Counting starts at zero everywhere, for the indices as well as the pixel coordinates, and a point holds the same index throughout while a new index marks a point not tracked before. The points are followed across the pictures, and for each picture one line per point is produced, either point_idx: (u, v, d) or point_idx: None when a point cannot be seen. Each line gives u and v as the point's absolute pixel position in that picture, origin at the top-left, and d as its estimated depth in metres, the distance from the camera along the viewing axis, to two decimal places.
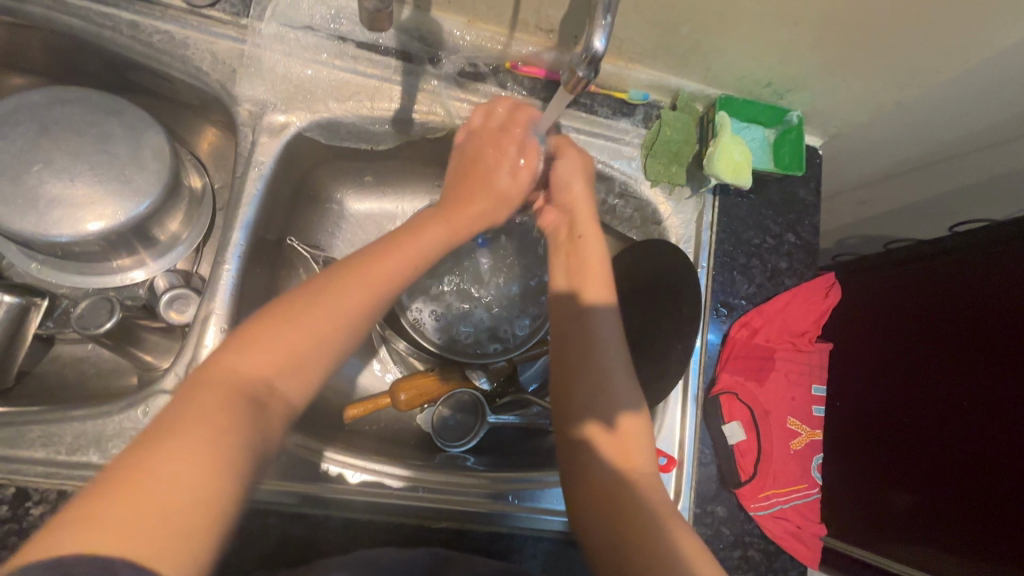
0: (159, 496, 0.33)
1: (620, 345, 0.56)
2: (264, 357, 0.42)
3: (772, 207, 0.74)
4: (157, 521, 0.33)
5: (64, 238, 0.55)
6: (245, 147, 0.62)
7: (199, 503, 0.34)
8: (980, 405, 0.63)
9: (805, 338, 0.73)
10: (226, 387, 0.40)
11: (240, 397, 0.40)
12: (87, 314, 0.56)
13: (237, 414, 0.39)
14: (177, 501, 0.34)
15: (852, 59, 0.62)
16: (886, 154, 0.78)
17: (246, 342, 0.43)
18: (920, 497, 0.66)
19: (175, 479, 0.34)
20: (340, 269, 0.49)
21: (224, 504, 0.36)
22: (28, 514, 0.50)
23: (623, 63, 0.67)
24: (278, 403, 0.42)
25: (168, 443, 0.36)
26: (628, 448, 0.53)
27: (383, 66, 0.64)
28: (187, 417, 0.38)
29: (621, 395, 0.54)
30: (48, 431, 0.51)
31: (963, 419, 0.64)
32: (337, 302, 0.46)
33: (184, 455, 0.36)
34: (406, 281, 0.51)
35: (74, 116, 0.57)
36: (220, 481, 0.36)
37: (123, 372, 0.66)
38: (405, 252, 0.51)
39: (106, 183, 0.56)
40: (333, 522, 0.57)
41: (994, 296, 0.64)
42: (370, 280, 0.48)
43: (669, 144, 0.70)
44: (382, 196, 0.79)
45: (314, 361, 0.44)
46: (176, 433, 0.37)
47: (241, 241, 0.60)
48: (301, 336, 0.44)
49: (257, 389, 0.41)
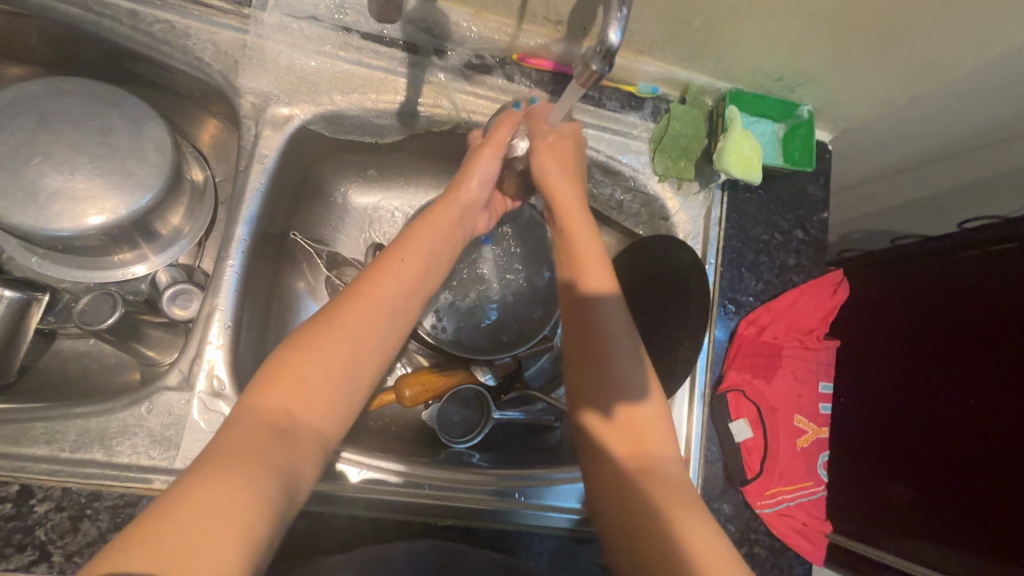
0: (199, 520, 0.33)
1: (625, 334, 0.54)
2: (289, 385, 0.43)
3: (781, 203, 0.73)
4: (203, 542, 0.33)
5: (64, 233, 0.54)
6: (248, 141, 0.60)
7: (243, 524, 0.34)
8: (986, 407, 0.63)
9: (812, 336, 0.72)
10: (261, 420, 0.41)
11: (271, 428, 0.41)
12: (90, 309, 0.56)
13: (266, 443, 0.40)
14: (214, 522, 0.34)
15: (866, 53, 0.61)
16: (895, 150, 0.77)
17: (274, 373, 0.44)
18: (922, 495, 0.67)
19: (218, 502, 0.34)
20: (347, 289, 0.50)
21: (265, 524, 0.36)
22: (33, 512, 0.49)
23: (632, 56, 0.66)
24: (310, 428, 0.43)
25: (206, 473, 0.36)
26: (628, 438, 0.51)
27: (389, 58, 0.63)
28: (226, 450, 0.39)
29: (627, 384, 0.52)
30: (52, 428, 0.50)
31: (969, 422, 0.64)
32: (355, 326, 0.47)
33: (225, 482, 0.36)
34: (412, 299, 0.52)
35: (73, 108, 0.56)
36: (257, 505, 0.36)
37: (126, 367, 0.66)
38: (409, 271, 0.52)
39: (106, 177, 0.55)
40: (339, 520, 0.57)
41: (1006, 295, 0.63)
42: (378, 294, 0.49)
43: (677, 138, 0.68)
44: (386, 189, 0.78)
45: (339, 382, 0.45)
46: (214, 465, 0.37)
47: (244, 237, 0.59)
48: (321, 358, 0.45)
49: (281, 417, 0.42)
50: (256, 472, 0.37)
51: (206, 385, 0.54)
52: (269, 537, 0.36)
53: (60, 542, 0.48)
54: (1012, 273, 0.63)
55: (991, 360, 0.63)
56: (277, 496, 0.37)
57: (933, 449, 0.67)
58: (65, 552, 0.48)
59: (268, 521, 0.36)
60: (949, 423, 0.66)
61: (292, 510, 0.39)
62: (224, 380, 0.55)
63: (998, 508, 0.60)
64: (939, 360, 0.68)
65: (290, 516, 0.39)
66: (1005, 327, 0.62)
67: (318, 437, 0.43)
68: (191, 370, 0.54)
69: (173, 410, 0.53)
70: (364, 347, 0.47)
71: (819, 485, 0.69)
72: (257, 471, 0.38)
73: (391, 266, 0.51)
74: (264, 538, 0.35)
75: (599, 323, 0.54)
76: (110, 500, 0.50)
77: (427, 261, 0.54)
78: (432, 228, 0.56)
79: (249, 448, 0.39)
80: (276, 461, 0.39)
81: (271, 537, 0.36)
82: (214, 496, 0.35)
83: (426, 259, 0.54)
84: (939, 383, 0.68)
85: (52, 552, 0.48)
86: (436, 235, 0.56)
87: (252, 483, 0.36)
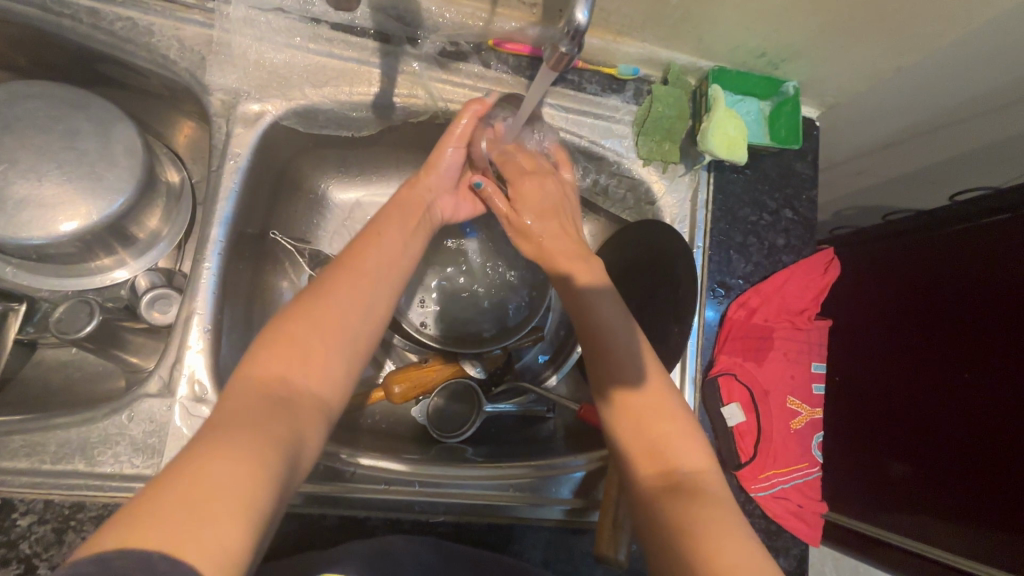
0: (201, 493, 0.32)
1: (624, 320, 0.53)
2: (285, 359, 0.43)
3: (768, 182, 0.71)
4: (208, 512, 0.31)
5: (37, 241, 0.53)
6: (220, 140, 0.59)
7: (247, 495, 0.33)
8: (981, 370, 0.62)
9: (804, 316, 0.71)
10: (258, 392, 0.40)
11: (269, 399, 0.40)
12: (66, 318, 0.56)
13: (266, 412, 0.39)
14: (218, 491, 0.32)
15: (850, 25, 0.59)
16: (884, 124, 0.76)
17: (266, 347, 0.43)
18: (924, 466, 0.66)
19: (220, 473, 0.33)
20: (328, 273, 0.49)
21: (268, 497, 0.34)
22: (16, 525, 0.48)
23: (610, 37, 0.64)
24: (305, 403, 0.42)
25: (205, 446, 0.35)
26: (654, 415, 0.49)
27: (360, 48, 0.61)
28: (229, 420, 0.37)
29: (631, 363, 0.51)
30: (32, 440, 0.50)
31: (969, 388, 0.63)
32: (343, 301, 0.47)
33: (225, 455, 0.34)
34: (392, 275, 0.52)
35: (37, 112, 0.55)
36: (266, 474, 0.35)
37: (111, 375, 0.65)
38: (388, 249, 0.52)
39: (75, 181, 0.54)
40: (329, 521, 0.56)
41: (998, 261, 0.62)
42: (363, 272, 0.49)
43: (660, 120, 0.67)
44: (366, 184, 0.77)
45: (332, 358, 0.45)
46: (216, 434, 0.36)
47: (220, 238, 0.58)
48: (314, 335, 0.44)
49: (279, 389, 0.41)
50: (258, 444, 0.36)
51: (187, 391, 0.53)
52: (271, 508, 0.34)
53: (45, 554, 0.48)
54: (1002, 245, 0.62)
55: (985, 324, 0.63)
56: (278, 469, 0.36)
57: (932, 418, 0.66)
58: (51, 564, 0.48)
59: (271, 493, 0.35)
60: (946, 391, 0.65)
61: (291, 487, 0.38)
62: (206, 385, 0.54)
63: (1001, 475, 0.59)
64: (935, 327, 0.68)
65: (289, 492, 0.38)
66: (996, 294, 0.62)
67: (316, 410, 0.42)
68: (171, 376, 0.53)
69: (155, 417, 0.52)
70: (353, 325, 0.47)
71: (814, 465, 0.68)
72: (262, 440, 0.37)
73: (375, 243, 0.52)
74: (268, 510, 0.34)
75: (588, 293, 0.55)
76: (94, 510, 0.49)
77: (405, 242, 0.54)
78: (405, 215, 0.56)
79: (249, 419, 0.38)
80: (277, 432, 0.38)
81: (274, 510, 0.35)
82: (218, 465, 0.33)
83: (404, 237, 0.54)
84: (934, 350, 0.68)
85: (37, 564, 0.47)
86: (407, 213, 0.56)
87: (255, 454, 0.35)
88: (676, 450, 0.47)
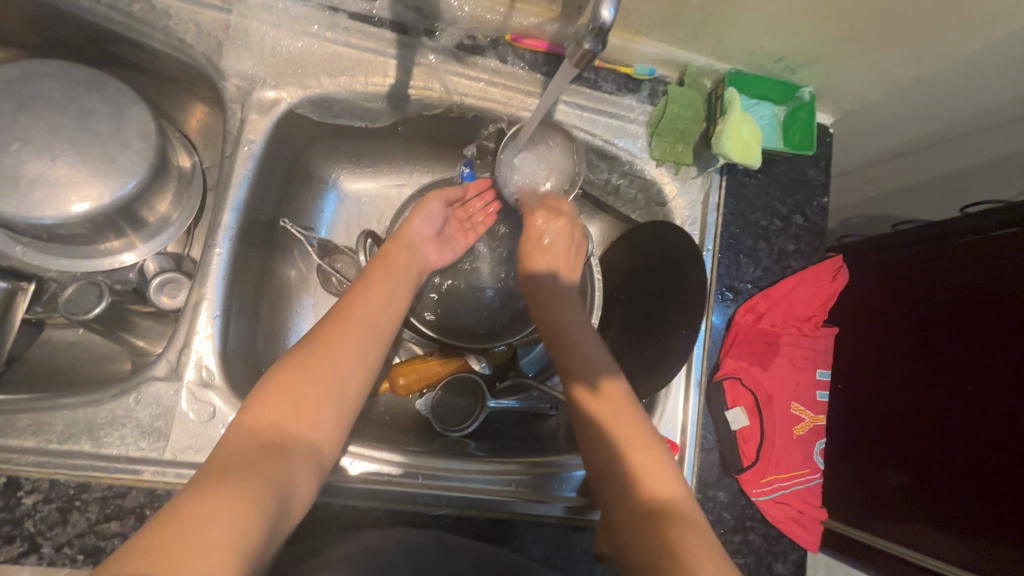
0: (188, 533, 0.32)
1: (591, 339, 0.60)
2: (277, 405, 0.44)
3: (781, 187, 0.71)
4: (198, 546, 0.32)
5: (48, 221, 0.53)
6: (234, 125, 0.59)
7: (232, 531, 0.34)
8: (977, 410, 0.62)
9: (810, 323, 0.71)
10: (249, 443, 0.41)
11: (259, 446, 0.41)
12: (75, 298, 0.57)
13: (256, 458, 0.40)
14: (205, 530, 0.33)
15: (870, 31, 0.59)
16: (898, 133, 0.76)
17: (261, 395, 0.44)
18: (918, 500, 0.66)
19: (209, 513, 0.34)
20: (323, 321, 0.51)
21: (254, 533, 0.35)
22: (21, 504, 0.49)
23: (628, 36, 0.64)
24: (295, 447, 0.43)
25: (198, 490, 0.36)
26: (614, 408, 0.53)
27: (378, 38, 0.61)
28: (223, 468, 0.38)
29: (598, 361, 0.57)
30: (39, 419, 0.50)
31: (966, 430, 0.63)
32: (334, 349, 0.48)
33: (215, 498, 0.35)
34: (379, 324, 0.53)
35: (51, 91, 0.55)
36: (253, 513, 0.36)
37: (116, 358, 0.65)
38: (376, 299, 0.54)
39: (89, 163, 0.54)
40: (333, 509, 0.57)
41: (995, 301, 0.63)
42: (351, 320, 0.51)
43: (674, 122, 0.67)
44: (377, 174, 0.77)
45: (323, 402, 0.46)
46: (208, 480, 0.37)
47: (232, 224, 0.58)
48: (305, 380, 0.45)
49: (270, 435, 0.42)
50: (246, 486, 0.37)
51: (194, 376, 0.53)
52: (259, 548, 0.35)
53: (50, 533, 0.48)
54: (1005, 258, 0.62)
55: (981, 364, 0.63)
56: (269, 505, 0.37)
57: (928, 453, 0.66)
58: (55, 544, 0.48)
59: (258, 534, 0.35)
60: (937, 405, 0.66)
61: (286, 528, 0.38)
62: (213, 370, 0.54)
63: (991, 485, 0.60)
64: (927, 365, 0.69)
65: (279, 537, 0.38)
66: (992, 333, 0.62)
67: (307, 456, 0.43)
68: (179, 361, 0.53)
69: (162, 400, 0.52)
70: (343, 371, 0.48)
71: (816, 472, 0.68)
72: (251, 482, 0.37)
73: (362, 294, 0.54)
74: (255, 550, 0.34)
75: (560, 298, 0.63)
76: (100, 491, 0.49)
77: (391, 293, 0.56)
78: (388, 270, 0.58)
79: (240, 465, 0.39)
80: (266, 475, 0.39)
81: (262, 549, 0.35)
82: (208, 507, 0.34)
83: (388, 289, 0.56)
84: (928, 387, 0.68)
85: (42, 543, 0.48)
86: (389, 266, 0.59)
87: (244, 495, 0.36)
88: (650, 478, 0.49)
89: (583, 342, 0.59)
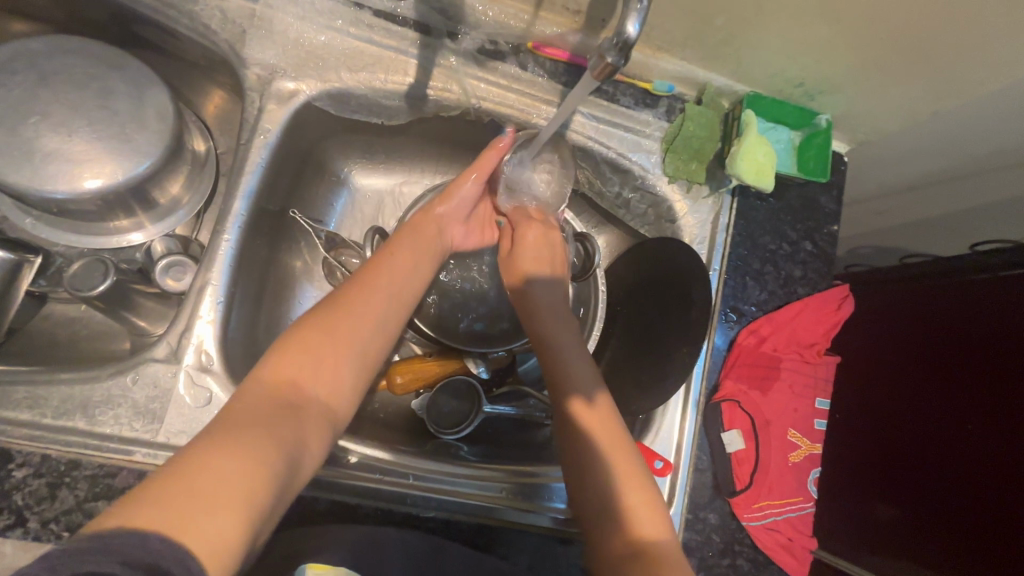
0: (207, 483, 0.32)
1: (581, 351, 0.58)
2: (296, 363, 0.44)
3: (791, 213, 0.71)
4: (211, 507, 0.31)
5: (59, 195, 0.53)
6: (251, 113, 0.59)
7: (251, 485, 0.34)
8: (975, 449, 0.62)
9: (813, 350, 0.70)
10: (266, 396, 0.41)
11: (277, 401, 0.41)
12: (81, 274, 0.57)
13: (273, 413, 0.40)
14: (225, 482, 0.33)
15: (891, 63, 0.59)
16: (912, 166, 0.75)
17: (280, 351, 0.44)
18: (910, 539, 0.65)
19: (228, 465, 0.34)
20: (346, 283, 0.51)
21: (270, 490, 0.35)
22: (11, 476, 0.49)
23: (650, 51, 0.64)
24: (312, 407, 0.43)
25: (213, 439, 0.35)
26: (604, 424, 0.53)
27: (400, 37, 0.61)
28: (239, 418, 0.38)
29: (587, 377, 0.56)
30: (35, 392, 0.50)
31: (962, 468, 0.62)
32: (359, 313, 0.49)
33: (234, 449, 0.35)
34: (401, 294, 0.53)
35: (74, 68, 0.55)
36: (269, 468, 0.35)
37: (116, 336, 0.65)
38: (401, 269, 0.54)
39: (104, 141, 0.54)
40: (321, 504, 0.56)
41: (1009, 344, 0.61)
42: (377, 285, 0.51)
43: (690, 140, 0.67)
44: (389, 171, 0.77)
45: (341, 369, 0.46)
46: (225, 429, 0.37)
47: (242, 211, 0.58)
48: (327, 342, 0.46)
49: (288, 392, 0.42)
50: (265, 441, 0.37)
51: (193, 360, 0.53)
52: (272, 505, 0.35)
53: (37, 508, 0.48)
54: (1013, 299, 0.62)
55: (988, 406, 0.62)
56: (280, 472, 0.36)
57: (926, 493, 0.65)
58: (41, 519, 0.48)
59: (273, 491, 0.35)
60: (937, 442, 0.66)
61: (291, 491, 0.38)
62: (213, 355, 0.54)
63: (983, 527, 0.59)
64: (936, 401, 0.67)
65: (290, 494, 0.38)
66: (1005, 375, 0.61)
67: (322, 417, 0.43)
68: (179, 344, 0.53)
69: (159, 382, 0.52)
70: (363, 338, 0.48)
71: (808, 501, 0.68)
72: (270, 438, 0.37)
73: (388, 262, 0.54)
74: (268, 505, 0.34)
75: (542, 302, 0.61)
76: (90, 469, 0.49)
77: (417, 263, 0.56)
78: (416, 237, 0.58)
79: (258, 418, 0.39)
80: (283, 432, 0.39)
81: (274, 506, 0.35)
82: (227, 459, 0.34)
83: (415, 259, 0.56)
84: (933, 424, 0.66)
85: (28, 518, 0.48)
86: (417, 235, 0.58)
87: (262, 449, 0.36)
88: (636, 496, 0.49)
89: (573, 353, 0.57)
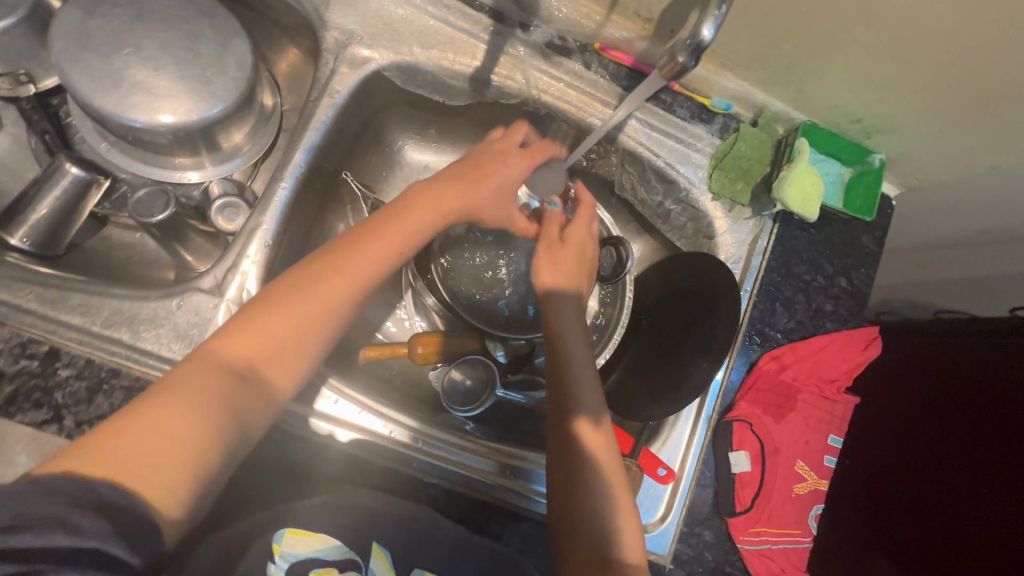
0: (146, 441, 0.37)
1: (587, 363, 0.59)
2: (259, 327, 0.46)
3: (831, 247, 0.71)
4: (151, 462, 0.37)
5: (137, 124, 0.56)
6: (324, 74, 0.62)
7: (190, 450, 0.39)
8: (987, 518, 0.60)
9: (833, 386, 0.70)
10: (227, 357, 0.44)
11: (233, 365, 0.44)
12: (144, 202, 0.60)
13: (228, 377, 0.43)
14: (164, 443, 0.38)
15: (954, 111, 0.59)
16: (961, 220, 0.74)
17: (252, 310, 0.46)
18: None
19: (170, 428, 0.39)
20: (338, 242, 0.51)
21: (211, 453, 0.40)
22: (56, 374, 0.52)
23: (714, 67, 0.65)
24: (269, 370, 0.45)
25: (167, 397, 0.40)
26: (605, 447, 0.55)
27: (474, 21, 0.64)
28: (193, 377, 0.42)
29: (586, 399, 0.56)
30: (90, 301, 0.53)
31: (972, 535, 0.61)
32: (336, 281, 0.48)
33: (178, 414, 0.39)
34: (387, 267, 0.52)
35: (169, 9, 0.58)
36: (209, 433, 0.40)
37: (164, 266, 0.69)
38: (396, 239, 0.52)
39: (186, 80, 0.57)
40: (334, 453, 0.58)
41: None
42: (363, 254, 0.50)
43: (739, 160, 0.67)
44: (440, 150, 0.79)
45: (307, 338, 0.47)
46: (180, 388, 0.41)
47: (300, 163, 0.60)
48: (298, 310, 0.47)
49: (250, 354, 0.45)
50: (210, 407, 0.41)
51: (235, 295, 0.56)
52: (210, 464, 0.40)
53: (74, 409, 0.51)
54: None
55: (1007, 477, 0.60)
56: (228, 432, 0.41)
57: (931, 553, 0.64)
58: (76, 420, 0.51)
59: (213, 454, 0.40)
60: (949, 504, 0.64)
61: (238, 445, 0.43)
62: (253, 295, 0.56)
63: None
64: (946, 464, 0.66)
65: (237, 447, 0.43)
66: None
67: (280, 377, 0.46)
68: (224, 278, 0.56)
69: (200, 310, 0.55)
70: (338, 307, 0.49)
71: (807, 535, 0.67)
72: (216, 403, 0.41)
73: (388, 228, 0.52)
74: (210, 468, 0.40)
75: (559, 308, 0.60)
76: (126, 381, 0.52)
77: (424, 232, 0.54)
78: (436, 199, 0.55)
79: (215, 380, 0.42)
80: (229, 399, 0.42)
81: (216, 465, 0.41)
82: (169, 421, 0.39)
83: (423, 227, 0.54)
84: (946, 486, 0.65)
85: (64, 416, 0.51)
86: (435, 198, 0.55)
87: (206, 414, 0.40)
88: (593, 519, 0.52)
89: (582, 366, 0.58)
